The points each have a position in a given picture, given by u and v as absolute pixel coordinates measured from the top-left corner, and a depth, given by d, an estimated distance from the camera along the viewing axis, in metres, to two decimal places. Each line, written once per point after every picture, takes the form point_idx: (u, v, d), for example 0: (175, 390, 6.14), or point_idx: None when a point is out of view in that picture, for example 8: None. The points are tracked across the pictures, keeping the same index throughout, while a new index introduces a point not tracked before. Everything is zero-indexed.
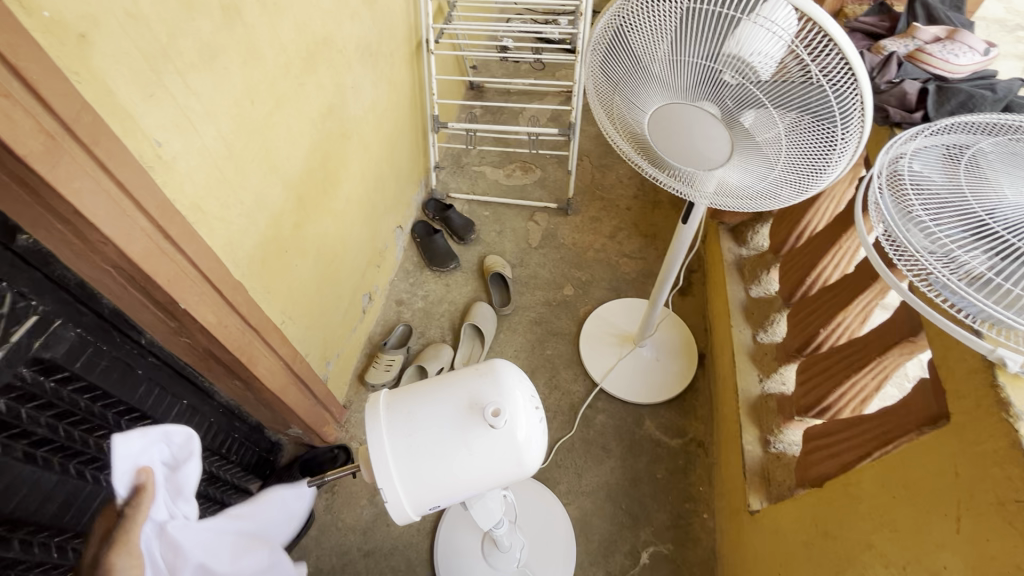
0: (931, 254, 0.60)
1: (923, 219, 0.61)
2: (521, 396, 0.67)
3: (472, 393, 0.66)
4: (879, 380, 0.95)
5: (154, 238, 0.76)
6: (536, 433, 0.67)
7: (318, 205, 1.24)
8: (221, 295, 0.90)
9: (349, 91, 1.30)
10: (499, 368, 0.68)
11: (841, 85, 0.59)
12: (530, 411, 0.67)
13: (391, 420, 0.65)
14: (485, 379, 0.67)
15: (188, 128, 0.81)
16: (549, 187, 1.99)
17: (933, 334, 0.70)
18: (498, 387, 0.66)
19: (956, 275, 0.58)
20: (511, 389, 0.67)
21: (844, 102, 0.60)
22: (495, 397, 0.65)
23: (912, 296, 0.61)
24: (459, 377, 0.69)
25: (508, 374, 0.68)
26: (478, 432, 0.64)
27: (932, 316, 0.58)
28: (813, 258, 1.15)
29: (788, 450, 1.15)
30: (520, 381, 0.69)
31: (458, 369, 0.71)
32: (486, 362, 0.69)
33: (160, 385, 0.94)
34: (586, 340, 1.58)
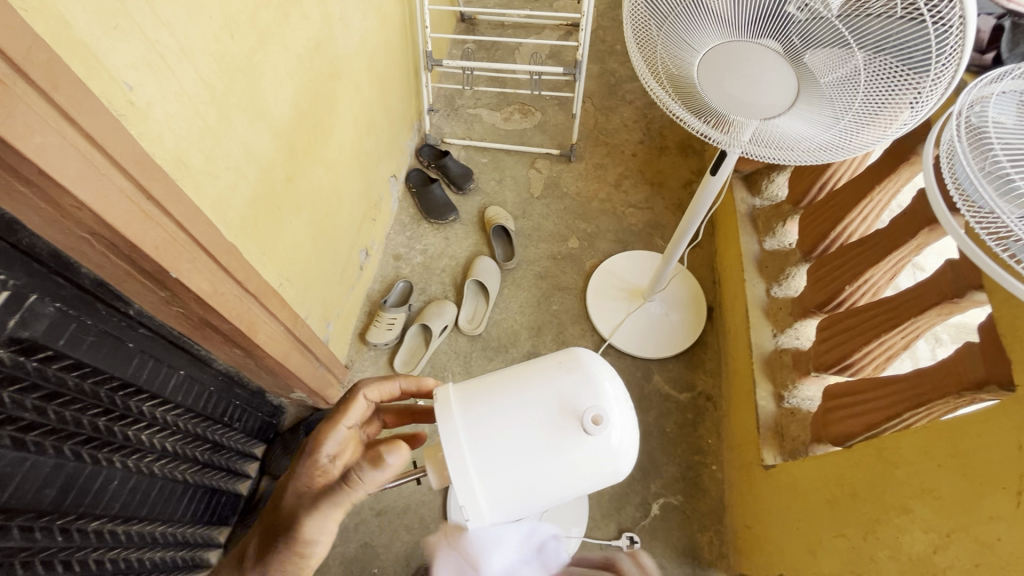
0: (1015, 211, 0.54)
1: (1011, 174, 0.55)
2: (612, 390, 0.62)
3: (563, 394, 0.61)
4: (907, 339, 0.93)
5: (135, 199, 0.66)
6: (629, 427, 0.62)
7: (309, 154, 1.13)
8: (214, 261, 0.82)
9: (336, 22, 1.15)
10: (584, 359, 0.63)
11: (942, 18, 0.52)
12: (621, 405, 0.62)
13: (468, 418, 0.61)
14: (571, 378, 0.62)
15: (162, 70, 0.70)
16: (550, 131, 1.88)
17: (994, 297, 0.66)
18: (588, 382, 0.62)
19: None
20: (600, 380, 0.62)
21: (941, 40, 0.53)
22: (591, 401, 0.61)
23: (978, 252, 0.57)
24: (539, 372, 0.63)
25: (596, 368, 0.63)
26: (572, 438, 0.60)
27: (1003, 276, 0.53)
28: (837, 212, 1.11)
29: (801, 406, 1.15)
30: (608, 372, 0.64)
31: (533, 360, 0.65)
32: (567, 353, 0.64)
33: (154, 358, 0.88)
34: (593, 295, 1.53)
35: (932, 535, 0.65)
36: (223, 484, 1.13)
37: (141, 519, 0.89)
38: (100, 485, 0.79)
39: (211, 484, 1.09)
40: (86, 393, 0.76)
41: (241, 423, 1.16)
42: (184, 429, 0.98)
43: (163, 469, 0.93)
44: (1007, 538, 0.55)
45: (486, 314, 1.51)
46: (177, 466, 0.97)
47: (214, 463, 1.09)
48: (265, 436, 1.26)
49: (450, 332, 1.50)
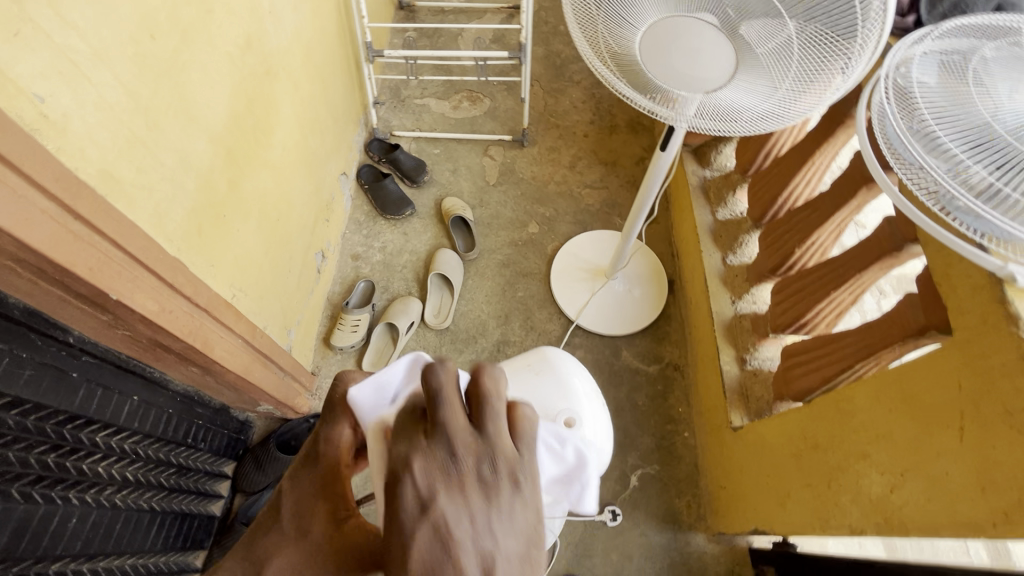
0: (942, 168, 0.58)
1: (936, 131, 0.59)
2: (581, 387, 0.69)
3: (538, 397, 0.67)
4: (855, 294, 0.98)
5: (60, 220, 0.61)
6: (599, 424, 0.68)
7: (251, 158, 1.08)
8: (157, 277, 0.77)
9: (266, 16, 1.10)
10: (553, 359, 0.70)
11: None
12: (591, 402, 0.69)
13: None
14: (543, 379, 0.68)
15: (77, 78, 0.65)
16: (500, 117, 1.86)
17: (929, 248, 0.70)
18: (559, 381, 0.68)
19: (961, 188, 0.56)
20: (571, 378, 0.69)
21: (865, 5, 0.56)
22: (565, 403, 0.67)
23: (909, 205, 0.60)
24: (513, 375, 0.69)
25: (565, 366, 0.69)
26: None
27: (933, 227, 0.57)
28: (784, 178, 1.14)
29: (762, 366, 1.19)
30: (576, 370, 0.70)
31: (510, 363, 0.70)
32: (538, 355, 0.70)
33: (103, 386, 0.83)
34: (557, 278, 1.54)
35: (889, 477, 0.69)
36: (194, 507, 1.09)
37: (108, 554, 0.84)
38: (58, 525, 0.75)
39: (180, 508, 1.04)
40: (29, 431, 0.71)
41: (206, 442, 1.12)
42: (144, 455, 0.93)
43: (127, 500, 0.89)
44: (955, 471, 0.59)
45: (452, 306, 1.49)
46: (142, 495, 0.93)
47: (181, 487, 1.05)
48: (233, 453, 1.21)
49: (418, 328, 1.48)
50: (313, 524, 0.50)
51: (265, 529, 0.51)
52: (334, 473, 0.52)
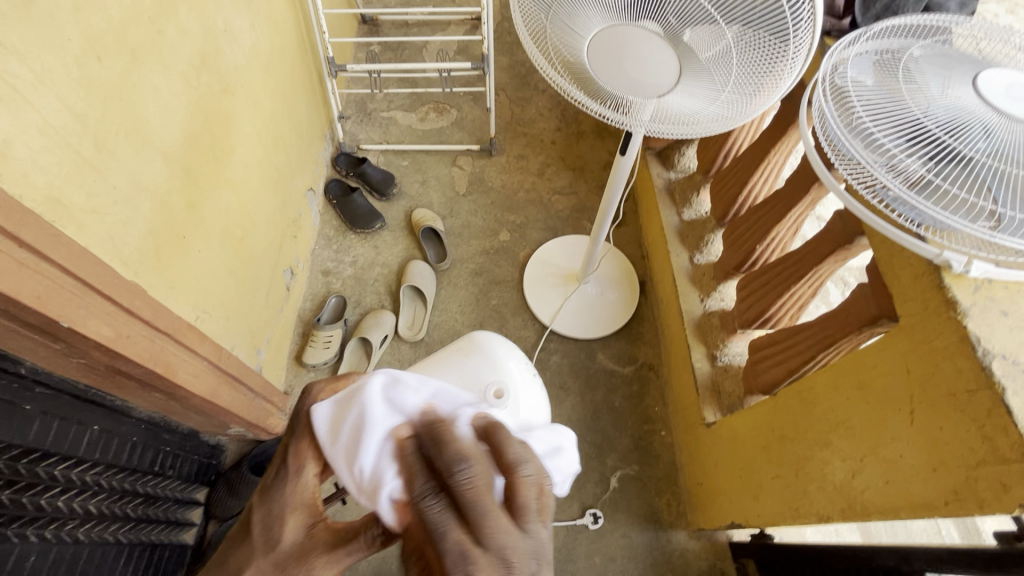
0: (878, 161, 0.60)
1: (870, 127, 0.61)
2: (511, 365, 0.70)
3: (466, 373, 0.69)
4: (815, 287, 1.00)
5: (3, 248, 0.59)
6: (532, 395, 0.69)
7: (211, 177, 1.07)
8: (113, 303, 0.75)
9: (221, 34, 1.09)
10: (484, 343, 0.72)
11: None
12: (522, 376, 0.70)
13: None
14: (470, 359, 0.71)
15: (16, 103, 0.63)
16: (467, 127, 1.87)
17: (875, 240, 0.73)
18: (489, 359, 0.70)
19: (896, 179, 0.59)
20: (500, 358, 0.70)
21: (795, 14, 0.57)
22: (493, 376, 0.68)
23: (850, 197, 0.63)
24: (446, 361, 0.72)
25: (494, 347, 0.72)
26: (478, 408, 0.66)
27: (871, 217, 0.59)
28: (742, 177, 1.18)
29: (732, 362, 1.22)
30: (508, 352, 0.72)
31: (441, 352, 0.74)
32: (470, 341, 0.73)
33: (60, 417, 0.80)
34: (530, 285, 1.55)
35: (849, 462, 0.71)
36: (165, 537, 1.06)
37: None
38: (13, 564, 0.73)
39: (150, 539, 1.01)
40: None
41: (175, 470, 1.09)
42: (109, 487, 0.90)
43: (90, 534, 0.86)
44: (907, 454, 0.61)
45: (426, 318, 1.49)
46: (107, 528, 0.90)
47: (150, 518, 1.01)
48: (205, 478, 1.18)
49: (392, 341, 1.47)
50: (288, 523, 0.54)
51: (234, 544, 0.54)
52: (303, 485, 0.56)
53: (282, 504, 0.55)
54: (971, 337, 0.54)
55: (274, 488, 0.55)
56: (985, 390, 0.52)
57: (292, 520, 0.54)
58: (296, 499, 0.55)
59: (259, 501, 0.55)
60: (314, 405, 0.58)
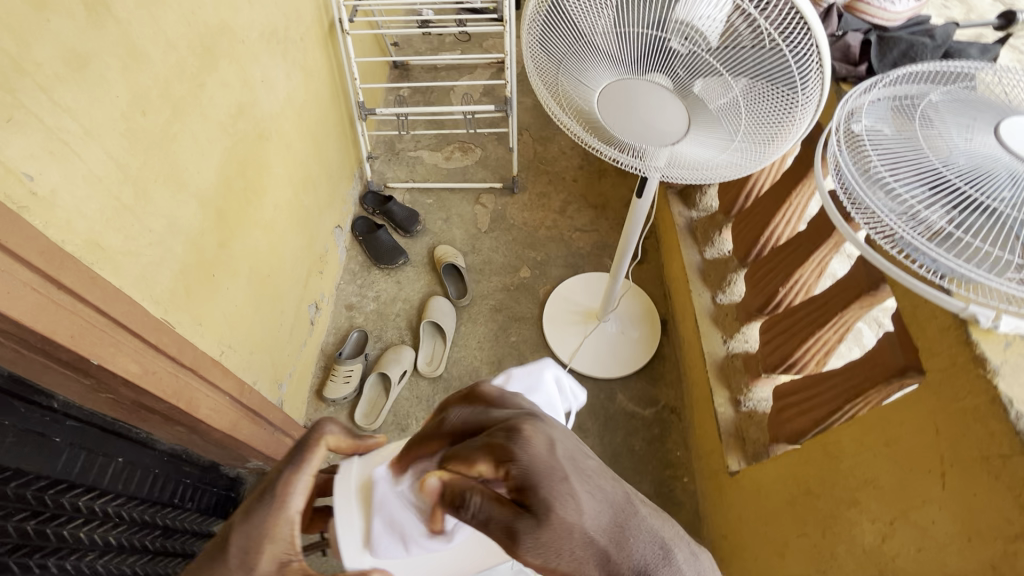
0: (893, 210, 0.59)
1: (885, 177, 0.60)
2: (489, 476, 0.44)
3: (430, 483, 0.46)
4: (841, 333, 0.97)
5: (44, 290, 0.63)
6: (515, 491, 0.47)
7: (242, 217, 1.12)
8: (142, 341, 0.78)
9: (258, 85, 1.16)
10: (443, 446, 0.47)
11: (801, 48, 0.56)
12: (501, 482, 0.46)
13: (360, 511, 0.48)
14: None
15: (67, 156, 0.69)
16: (491, 166, 1.92)
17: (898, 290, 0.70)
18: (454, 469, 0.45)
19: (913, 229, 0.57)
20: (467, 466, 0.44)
21: (803, 68, 0.58)
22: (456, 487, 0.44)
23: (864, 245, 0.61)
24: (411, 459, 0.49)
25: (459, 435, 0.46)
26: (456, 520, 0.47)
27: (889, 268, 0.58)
28: (764, 218, 1.16)
29: (758, 407, 1.17)
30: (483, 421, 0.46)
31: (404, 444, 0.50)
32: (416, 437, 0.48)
33: (86, 449, 0.83)
34: (550, 322, 1.55)
35: (878, 524, 0.66)
36: None
37: None
38: None
39: None
40: (10, 499, 0.70)
41: (194, 502, 1.10)
42: (129, 518, 0.92)
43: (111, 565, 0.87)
44: (940, 520, 0.57)
45: (445, 354, 1.49)
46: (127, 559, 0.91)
47: (169, 551, 1.02)
48: (223, 511, 1.20)
49: (411, 377, 1.48)
50: (259, 559, 0.42)
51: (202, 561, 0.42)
52: (284, 517, 0.43)
53: (258, 543, 0.42)
54: (1002, 398, 0.51)
55: (241, 514, 0.43)
56: (1019, 456, 0.49)
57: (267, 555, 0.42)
58: (279, 530, 0.43)
59: (241, 519, 0.43)
60: (320, 446, 0.45)
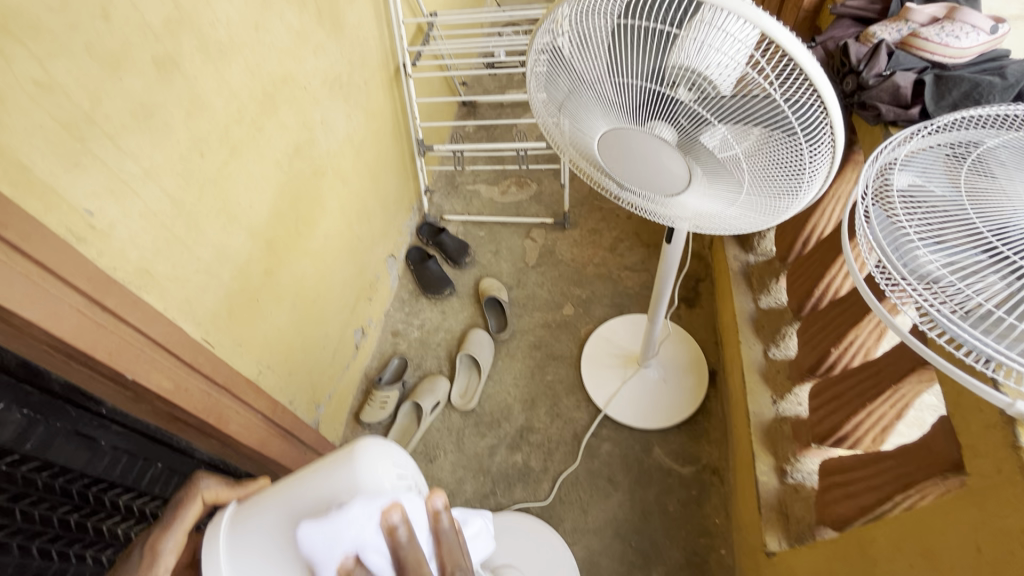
0: (914, 274, 0.51)
1: (910, 235, 0.52)
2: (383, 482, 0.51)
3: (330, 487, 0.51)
4: (899, 408, 0.84)
5: (89, 312, 0.72)
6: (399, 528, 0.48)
7: (292, 247, 1.21)
8: (177, 359, 0.87)
9: (317, 126, 1.27)
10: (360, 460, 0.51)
11: (797, 98, 0.53)
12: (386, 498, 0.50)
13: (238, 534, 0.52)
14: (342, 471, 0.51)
15: (127, 195, 0.79)
16: (545, 201, 1.92)
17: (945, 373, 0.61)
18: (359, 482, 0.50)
19: (935, 298, 0.49)
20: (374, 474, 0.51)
21: (804, 117, 0.54)
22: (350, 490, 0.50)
23: (874, 302, 0.53)
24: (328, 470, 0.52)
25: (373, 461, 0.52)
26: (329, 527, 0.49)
27: (902, 337, 0.50)
28: (819, 269, 1.04)
29: (807, 481, 1.06)
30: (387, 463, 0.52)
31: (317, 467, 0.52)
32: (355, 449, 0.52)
33: (128, 452, 0.90)
34: (588, 363, 1.49)
35: None
36: None
37: None
38: None
39: None
40: (55, 492, 0.78)
41: None
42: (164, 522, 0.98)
43: None
44: None
45: (478, 388, 1.49)
46: None
47: None
48: None
49: (444, 408, 1.49)
50: None
51: None
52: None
53: None
54: None
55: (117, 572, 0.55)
56: None
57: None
58: None
59: None
60: (192, 503, 0.57)
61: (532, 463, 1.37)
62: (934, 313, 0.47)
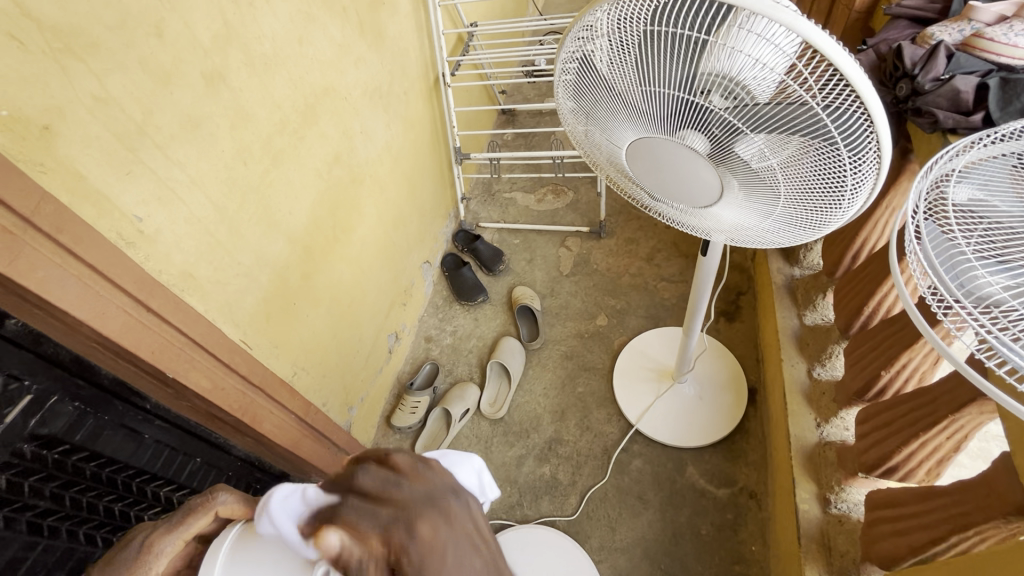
0: (971, 297, 0.46)
1: (966, 253, 0.47)
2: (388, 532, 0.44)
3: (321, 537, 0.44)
4: (956, 440, 0.78)
5: (135, 313, 0.76)
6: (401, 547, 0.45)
7: (329, 253, 1.25)
8: (215, 359, 0.91)
9: (356, 135, 1.30)
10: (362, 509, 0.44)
11: (837, 105, 0.50)
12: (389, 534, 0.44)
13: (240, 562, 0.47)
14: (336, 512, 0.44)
15: (173, 202, 0.83)
16: (581, 210, 1.90)
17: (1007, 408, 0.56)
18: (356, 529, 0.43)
19: (994, 323, 0.44)
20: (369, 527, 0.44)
21: (844, 126, 0.51)
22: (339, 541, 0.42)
23: (923, 323, 0.48)
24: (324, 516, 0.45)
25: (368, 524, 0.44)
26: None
27: (952, 363, 0.44)
28: (870, 284, 0.98)
29: (852, 513, 0.99)
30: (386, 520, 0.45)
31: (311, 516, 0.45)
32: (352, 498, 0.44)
33: (170, 446, 0.94)
34: (621, 376, 1.46)
35: None
36: None
37: None
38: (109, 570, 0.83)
39: None
40: (101, 481, 0.82)
41: None
42: None
43: None
44: None
45: (508, 397, 1.48)
46: None
47: None
48: None
49: (473, 416, 1.49)
50: None
51: None
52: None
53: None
54: None
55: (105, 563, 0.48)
56: None
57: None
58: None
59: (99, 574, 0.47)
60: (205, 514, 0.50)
61: (560, 476, 1.35)
62: (992, 338, 0.42)
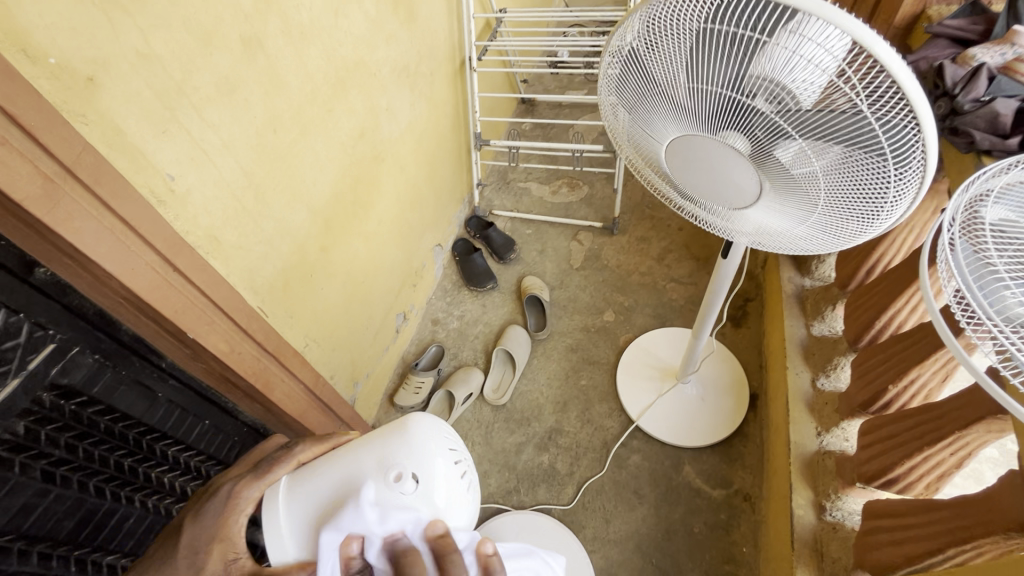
0: (1000, 313, 0.46)
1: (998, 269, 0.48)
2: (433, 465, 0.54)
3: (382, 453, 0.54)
4: (959, 456, 0.79)
5: (160, 269, 0.76)
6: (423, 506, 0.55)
7: (348, 228, 1.25)
8: (234, 323, 0.91)
9: (382, 113, 1.30)
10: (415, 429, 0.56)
11: (889, 117, 0.50)
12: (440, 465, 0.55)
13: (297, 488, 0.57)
14: (396, 440, 0.55)
15: (204, 162, 0.83)
16: (595, 205, 1.91)
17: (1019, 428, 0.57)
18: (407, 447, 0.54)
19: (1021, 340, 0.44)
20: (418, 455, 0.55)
21: (893, 137, 0.51)
22: (405, 458, 0.53)
23: (948, 334, 0.49)
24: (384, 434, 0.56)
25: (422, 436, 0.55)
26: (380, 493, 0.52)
27: (976, 376, 0.45)
28: (882, 300, 0.99)
29: (845, 521, 1.01)
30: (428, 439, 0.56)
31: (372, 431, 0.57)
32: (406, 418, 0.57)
33: (182, 407, 0.95)
34: (625, 372, 1.47)
35: None
36: None
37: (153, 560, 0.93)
38: (116, 522, 0.82)
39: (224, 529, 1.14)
40: (114, 436, 0.82)
41: None
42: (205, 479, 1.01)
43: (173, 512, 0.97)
44: None
45: (511, 384, 1.50)
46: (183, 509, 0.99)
47: None
48: None
49: (475, 400, 1.50)
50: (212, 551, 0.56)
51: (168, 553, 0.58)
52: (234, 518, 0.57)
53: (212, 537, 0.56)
54: None
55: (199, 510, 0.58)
56: None
57: (212, 551, 0.56)
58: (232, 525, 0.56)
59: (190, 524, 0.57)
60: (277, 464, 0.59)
61: (558, 465, 1.37)
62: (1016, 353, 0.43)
